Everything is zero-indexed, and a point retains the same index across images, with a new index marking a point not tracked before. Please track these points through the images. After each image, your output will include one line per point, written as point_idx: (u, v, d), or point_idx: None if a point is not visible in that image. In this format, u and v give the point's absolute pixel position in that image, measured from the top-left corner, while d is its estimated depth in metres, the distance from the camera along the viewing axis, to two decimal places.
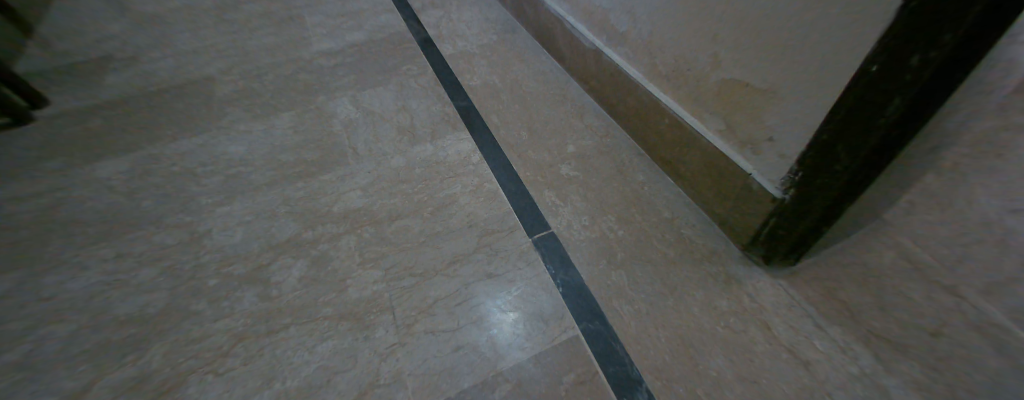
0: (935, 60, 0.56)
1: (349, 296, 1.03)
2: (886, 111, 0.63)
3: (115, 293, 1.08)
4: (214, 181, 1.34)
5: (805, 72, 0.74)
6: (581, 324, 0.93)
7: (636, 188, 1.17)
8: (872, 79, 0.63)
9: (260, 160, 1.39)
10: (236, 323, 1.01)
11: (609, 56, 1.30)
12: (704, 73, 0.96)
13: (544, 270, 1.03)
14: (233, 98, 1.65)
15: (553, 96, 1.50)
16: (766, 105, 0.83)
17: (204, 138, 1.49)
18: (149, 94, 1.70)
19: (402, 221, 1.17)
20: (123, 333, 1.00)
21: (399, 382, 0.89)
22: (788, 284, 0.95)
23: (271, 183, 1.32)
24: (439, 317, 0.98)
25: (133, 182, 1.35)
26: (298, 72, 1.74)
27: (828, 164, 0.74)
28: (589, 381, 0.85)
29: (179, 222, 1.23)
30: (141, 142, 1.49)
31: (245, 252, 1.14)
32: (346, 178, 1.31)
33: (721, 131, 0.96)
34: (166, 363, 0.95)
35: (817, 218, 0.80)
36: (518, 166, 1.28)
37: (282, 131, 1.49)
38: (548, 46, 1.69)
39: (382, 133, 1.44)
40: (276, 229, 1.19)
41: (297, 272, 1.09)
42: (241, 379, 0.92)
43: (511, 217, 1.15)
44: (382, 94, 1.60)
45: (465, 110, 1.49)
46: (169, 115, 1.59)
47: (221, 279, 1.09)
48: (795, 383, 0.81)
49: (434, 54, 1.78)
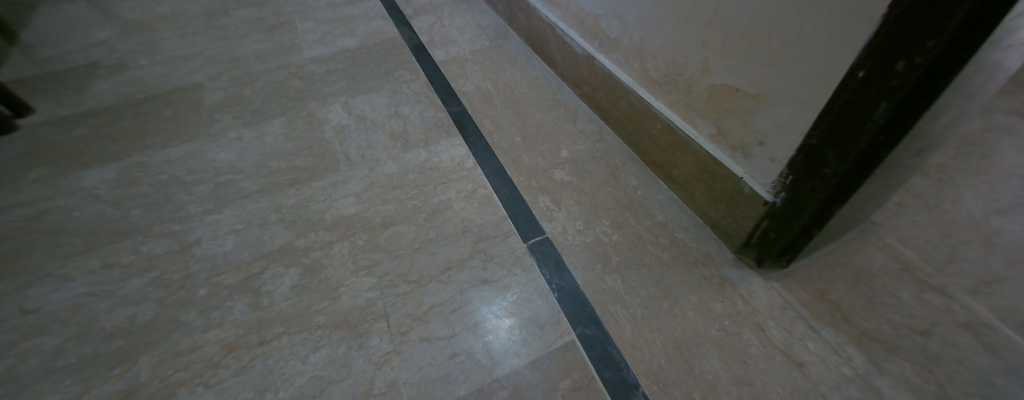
0: (921, 65, 0.57)
1: (342, 304, 1.02)
2: (873, 115, 0.64)
3: (102, 305, 1.05)
4: (204, 189, 1.32)
5: (794, 77, 0.75)
6: (576, 329, 0.93)
7: (629, 192, 1.17)
8: (860, 84, 0.64)
9: (251, 167, 1.38)
10: (228, 333, 0.99)
11: (600, 62, 1.31)
12: (695, 78, 0.98)
13: (539, 276, 1.03)
14: (223, 105, 1.64)
15: (546, 101, 1.51)
16: (757, 110, 0.84)
17: (194, 145, 1.47)
18: (137, 102, 1.67)
19: (396, 228, 1.17)
20: (110, 346, 0.98)
21: (394, 390, 0.89)
22: (780, 285, 0.93)
23: (262, 191, 1.30)
24: (434, 324, 0.97)
25: (120, 190, 1.33)
26: (289, 79, 1.73)
27: (817, 167, 0.75)
28: (585, 387, 0.85)
29: (168, 231, 1.21)
30: (129, 150, 1.47)
31: (237, 261, 1.13)
32: (339, 185, 1.30)
33: (712, 135, 0.97)
34: (156, 375, 0.93)
35: (808, 221, 0.81)
36: (512, 171, 1.28)
37: (274, 138, 1.48)
38: (540, 51, 1.70)
39: (374, 139, 1.44)
40: (268, 237, 1.18)
41: (289, 280, 1.08)
42: (233, 391, 0.90)
43: (505, 222, 1.15)
44: (375, 100, 1.60)
45: (458, 116, 1.49)
46: (157, 123, 1.57)
47: (212, 288, 1.08)
48: (789, 385, 0.80)
49: (426, 60, 1.78)
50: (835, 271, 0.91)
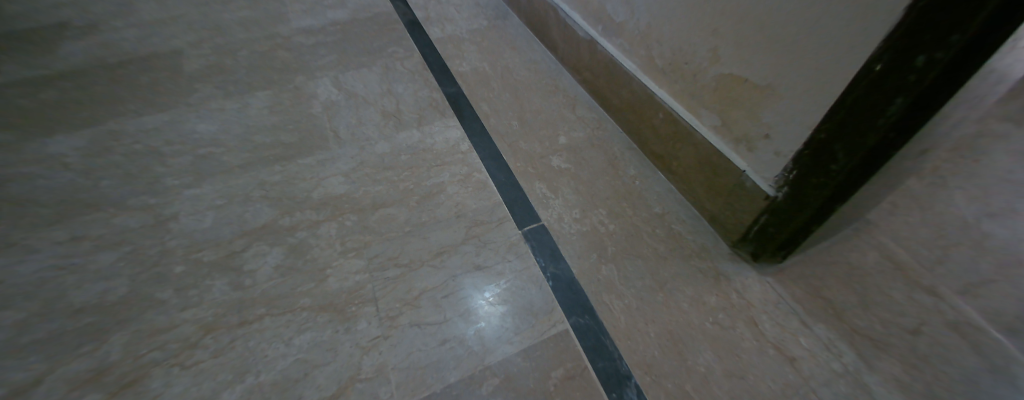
0: (941, 61, 0.56)
1: (329, 286, 0.99)
2: (887, 110, 0.63)
3: (70, 279, 0.99)
4: (183, 161, 1.26)
5: (806, 69, 0.73)
6: (571, 319, 0.92)
7: (627, 182, 1.16)
8: (876, 78, 0.62)
9: (233, 141, 1.31)
10: (207, 313, 0.95)
11: (603, 47, 1.28)
12: (702, 68, 0.95)
13: (534, 263, 1.01)
14: (204, 74, 1.55)
15: (544, 86, 1.48)
16: (765, 101, 0.82)
17: (172, 115, 1.40)
18: (110, 66, 1.58)
19: (387, 210, 1.13)
20: (79, 322, 0.93)
21: (381, 376, 0.86)
22: (776, 281, 0.93)
23: (245, 166, 1.24)
24: (425, 310, 0.95)
25: (91, 160, 1.25)
26: (275, 50, 1.65)
27: (823, 163, 0.74)
28: (578, 377, 0.84)
29: (144, 204, 1.14)
30: (101, 117, 1.38)
31: (217, 239, 1.07)
32: (327, 163, 1.25)
33: (716, 127, 0.95)
34: (128, 354, 0.89)
35: (808, 217, 0.80)
36: (509, 156, 1.25)
37: (258, 110, 1.41)
38: (539, 34, 1.65)
39: (366, 117, 1.38)
40: (251, 214, 1.12)
41: (274, 260, 1.03)
42: (211, 372, 0.87)
43: (500, 208, 1.13)
44: (367, 76, 1.53)
45: (453, 97, 1.44)
46: (132, 90, 1.48)
47: (190, 265, 1.02)
48: (781, 380, 0.80)
49: (421, 37, 1.71)
50: (831, 267, 0.91)
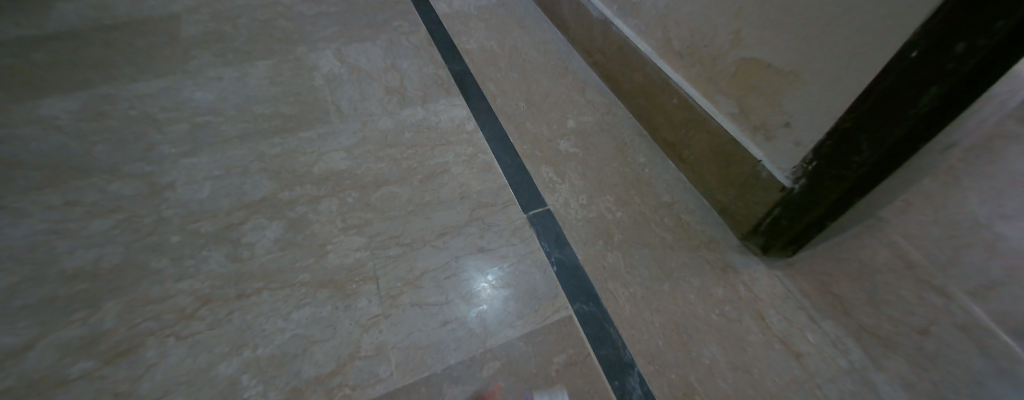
0: (983, 49, 0.53)
1: (328, 262, 0.97)
2: (920, 100, 0.60)
3: (62, 244, 0.97)
4: (180, 129, 1.22)
5: (833, 55, 0.71)
6: (574, 305, 0.91)
7: (636, 170, 1.14)
8: (909, 66, 0.60)
9: (232, 110, 1.28)
10: (203, 284, 0.93)
11: (618, 28, 1.24)
12: (721, 52, 0.92)
13: (539, 248, 1.00)
14: (202, 40, 1.50)
15: (554, 67, 1.44)
16: (787, 90, 0.80)
17: (168, 81, 1.35)
18: (105, 29, 1.52)
19: (389, 188, 1.10)
20: (72, 289, 0.91)
21: (381, 355, 0.85)
22: (785, 276, 0.92)
23: (244, 137, 1.21)
24: (426, 290, 0.93)
25: (85, 123, 1.21)
26: (275, 18, 1.59)
27: (845, 155, 0.71)
28: (581, 364, 0.83)
29: (138, 171, 1.11)
30: (95, 80, 1.34)
31: (214, 210, 1.04)
32: (328, 138, 1.21)
33: (733, 115, 0.93)
34: (122, 323, 0.87)
35: (824, 211, 0.78)
36: (516, 138, 1.22)
37: (257, 81, 1.37)
38: (550, 14, 1.60)
39: (369, 92, 1.34)
40: (248, 187, 1.09)
41: (272, 234, 1.01)
42: (207, 345, 0.85)
43: (505, 191, 1.10)
44: (371, 50, 1.49)
45: (459, 75, 1.40)
46: (127, 54, 1.43)
47: (186, 236, 1.00)
48: (786, 375, 0.80)
49: (427, 11, 1.66)
50: None
